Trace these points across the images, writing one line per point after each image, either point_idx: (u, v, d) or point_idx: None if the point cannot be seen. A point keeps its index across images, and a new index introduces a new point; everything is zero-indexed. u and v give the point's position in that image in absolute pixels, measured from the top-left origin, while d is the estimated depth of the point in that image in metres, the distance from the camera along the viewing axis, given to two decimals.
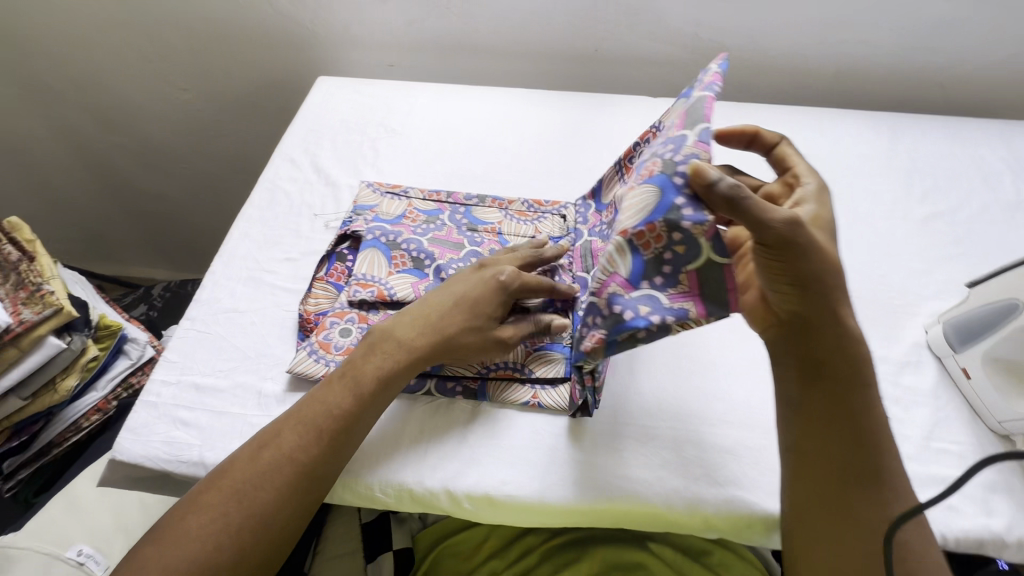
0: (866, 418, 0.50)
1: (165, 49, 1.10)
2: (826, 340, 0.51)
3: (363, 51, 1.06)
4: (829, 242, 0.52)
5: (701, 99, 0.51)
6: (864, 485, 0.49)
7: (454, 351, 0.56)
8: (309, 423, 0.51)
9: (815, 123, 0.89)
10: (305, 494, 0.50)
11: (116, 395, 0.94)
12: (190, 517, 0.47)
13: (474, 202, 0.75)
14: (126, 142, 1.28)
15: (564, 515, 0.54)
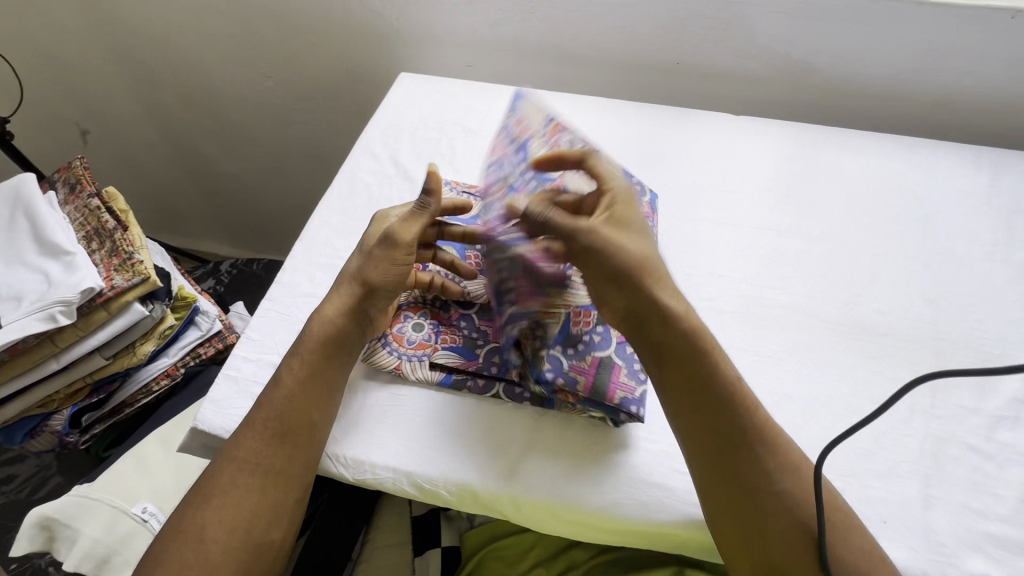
0: (716, 382, 0.51)
1: (254, 37, 1.14)
2: (651, 328, 0.53)
3: (444, 50, 1.07)
4: (636, 246, 0.55)
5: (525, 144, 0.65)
6: (750, 448, 0.49)
7: (348, 286, 0.59)
8: (243, 424, 0.54)
9: (912, 152, 0.85)
10: (262, 488, 0.52)
11: (184, 362, 0.99)
12: (168, 540, 0.50)
13: None
14: (208, 123, 1.35)
15: (625, 532, 0.54)
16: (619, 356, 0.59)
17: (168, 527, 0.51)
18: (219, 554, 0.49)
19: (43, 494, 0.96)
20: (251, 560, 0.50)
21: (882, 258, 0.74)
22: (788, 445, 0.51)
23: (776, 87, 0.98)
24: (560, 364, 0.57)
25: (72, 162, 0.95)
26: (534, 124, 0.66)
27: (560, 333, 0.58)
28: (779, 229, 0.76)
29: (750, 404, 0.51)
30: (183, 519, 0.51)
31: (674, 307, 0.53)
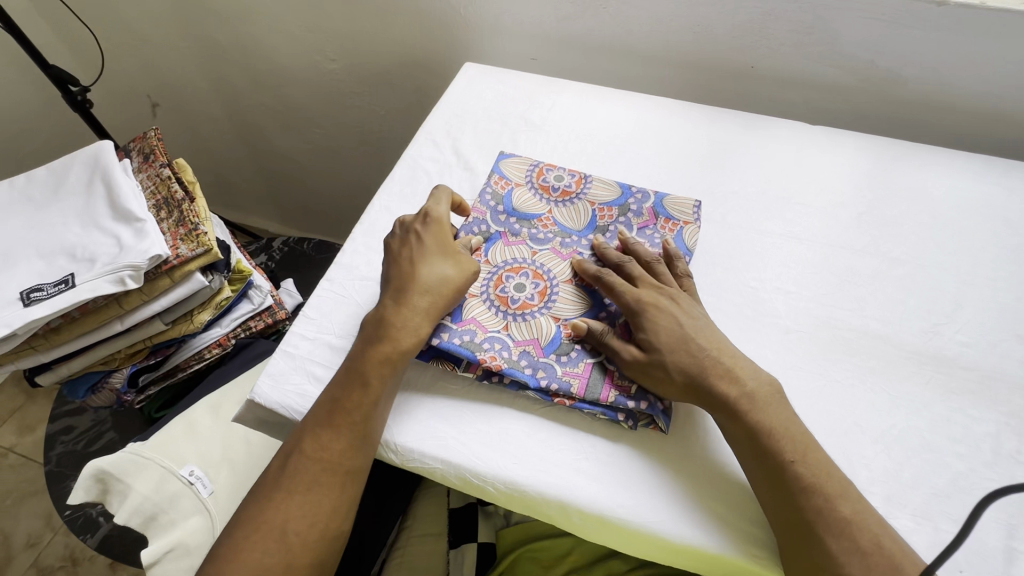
0: (773, 455, 0.51)
1: (323, 19, 1.16)
2: (720, 409, 0.53)
3: (508, 42, 1.06)
4: (688, 354, 0.55)
5: (505, 177, 0.73)
6: (810, 525, 0.48)
7: (448, 304, 0.59)
8: (321, 422, 0.55)
9: (1005, 175, 0.79)
10: (341, 485, 0.53)
11: (235, 334, 1.02)
12: (247, 532, 0.52)
13: (572, 202, 0.71)
14: (272, 102, 1.38)
15: (702, 559, 0.52)
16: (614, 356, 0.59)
17: (246, 518, 0.53)
18: (301, 550, 0.51)
19: (98, 448, 1.01)
20: (325, 553, 0.52)
21: (968, 287, 0.69)
22: (861, 519, 0.48)
23: (856, 98, 0.93)
24: (552, 371, 0.58)
25: (147, 132, 0.99)
26: (515, 166, 0.74)
27: (552, 343, 0.60)
28: (854, 248, 0.72)
29: (817, 484, 0.49)
30: (262, 512, 0.53)
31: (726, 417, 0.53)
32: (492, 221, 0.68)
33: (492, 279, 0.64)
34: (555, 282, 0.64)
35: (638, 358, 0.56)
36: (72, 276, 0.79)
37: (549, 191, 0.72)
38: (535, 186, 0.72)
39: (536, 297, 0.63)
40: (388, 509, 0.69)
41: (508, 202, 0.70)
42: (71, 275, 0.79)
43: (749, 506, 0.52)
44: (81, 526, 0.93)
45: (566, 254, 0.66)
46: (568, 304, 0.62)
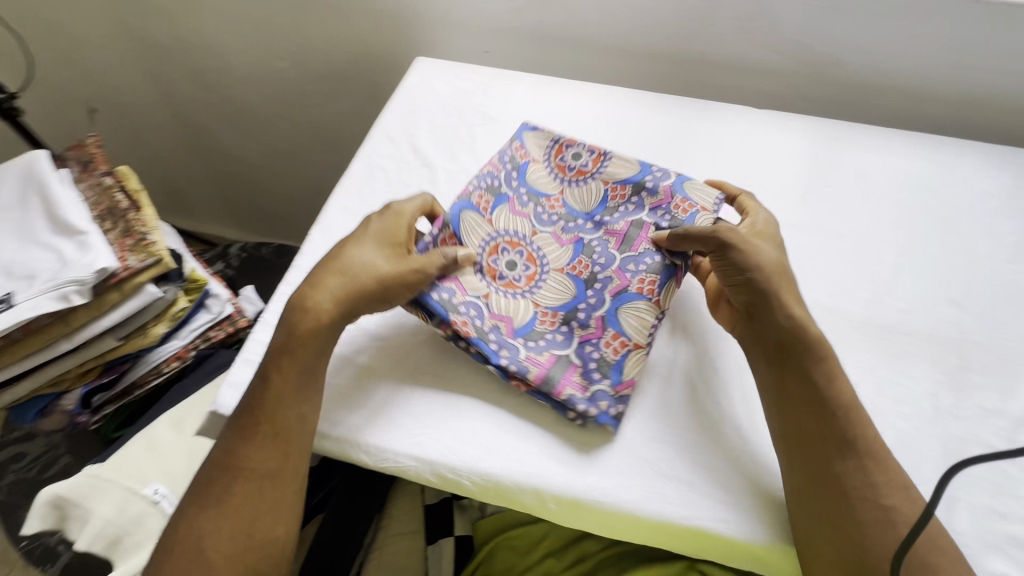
0: (826, 385, 0.55)
1: (270, 15, 1.12)
2: (775, 324, 0.57)
3: (461, 35, 1.06)
4: (773, 251, 0.62)
5: (525, 146, 0.72)
6: (845, 451, 0.53)
7: (362, 294, 0.58)
8: (232, 428, 0.56)
9: (937, 152, 0.84)
10: (260, 491, 0.54)
11: (195, 345, 0.98)
12: (168, 552, 0.53)
13: (586, 181, 0.70)
14: (219, 103, 1.33)
15: (650, 535, 0.54)
16: (578, 356, 0.60)
17: (170, 541, 0.54)
18: (221, 563, 0.52)
19: (51, 474, 0.95)
20: (254, 559, 0.53)
21: (906, 258, 0.73)
22: (880, 449, 0.53)
23: (799, 82, 0.97)
24: (517, 352, 0.59)
25: (86, 140, 0.95)
26: (537, 140, 0.73)
27: (524, 327, 0.61)
28: (801, 226, 0.76)
29: (856, 413, 0.54)
30: (182, 530, 0.53)
31: (799, 314, 0.58)
32: (504, 183, 0.68)
33: (487, 246, 0.64)
34: (545, 270, 0.65)
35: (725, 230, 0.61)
36: (10, 294, 0.75)
37: (565, 168, 0.71)
38: (553, 165, 0.71)
39: (522, 280, 0.64)
40: (359, 510, 0.68)
41: (522, 171, 0.70)
42: (9, 293, 0.75)
43: (716, 482, 0.55)
44: (39, 557, 0.88)
45: (565, 241, 0.66)
46: (551, 294, 0.63)
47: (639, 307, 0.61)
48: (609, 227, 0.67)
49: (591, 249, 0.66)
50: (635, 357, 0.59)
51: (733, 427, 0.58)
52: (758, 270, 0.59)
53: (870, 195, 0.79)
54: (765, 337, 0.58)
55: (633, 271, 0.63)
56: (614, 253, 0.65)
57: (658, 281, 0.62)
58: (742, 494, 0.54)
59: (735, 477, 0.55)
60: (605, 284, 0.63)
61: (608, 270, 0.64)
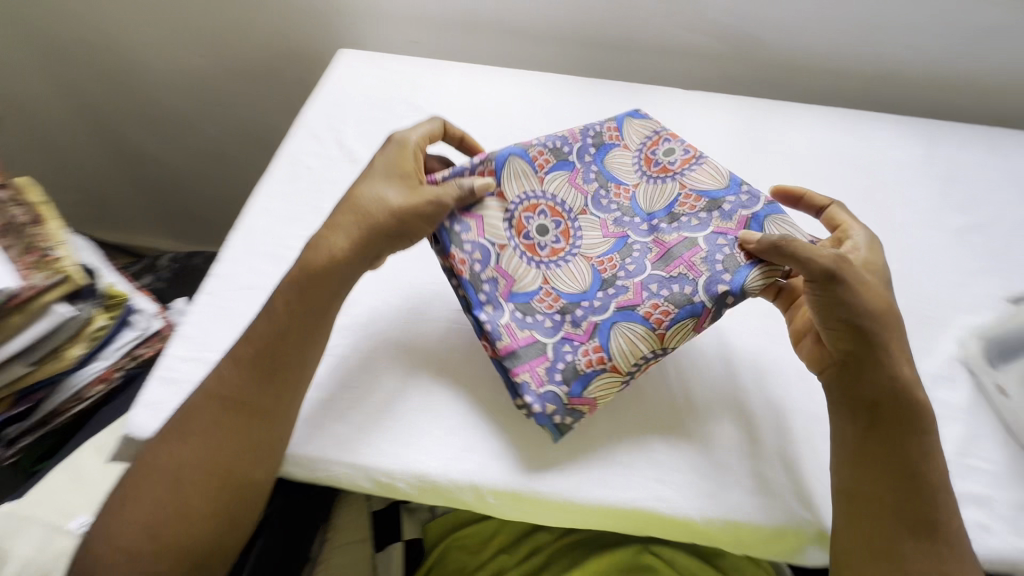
0: (923, 461, 0.51)
1: (183, 10, 1.06)
2: (874, 381, 0.52)
3: (389, 25, 1.02)
4: (880, 289, 0.55)
5: (619, 129, 0.64)
6: (920, 529, 0.49)
7: (378, 232, 0.56)
8: (226, 361, 0.54)
9: (855, 126, 0.87)
10: (244, 430, 0.51)
11: (122, 365, 0.92)
12: (139, 475, 0.50)
13: (664, 180, 0.61)
14: (136, 106, 1.24)
15: (626, 525, 0.53)
16: (554, 350, 0.55)
17: (141, 463, 0.51)
18: (197, 498, 0.50)
19: None
20: (229, 502, 0.50)
21: None
22: (955, 534, 0.50)
23: (726, 63, 0.98)
24: (500, 316, 0.56)
25: None
26: (637, 127, 0.65)
27: (521, 296, 0.57)
28: None
29: (940, 496, 0.50)
30: (155, 455, 0.51)
31: (907, 375, 0.53)
32: (575, 153, 0.62)
33: (523, 204, 0.59)
34: (572, 253, 0.58)
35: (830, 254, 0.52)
36: None
37: (651, 161, 0.62)
38: (642, 156, 0.63)
39: (556, 249, 0.59)
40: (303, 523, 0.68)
41: (602, 151, 0.63)
42: None
43: (737, 525, 0.52)
44: None
45: (612, 233, 0.59)
46: (568, 278, 0.58)
47: (637, 329, 0.55)
48: (660, 236, 0.58)
49: (630, 250, 0.58)
50: (606, 377, 0.54)
51: (786, 483, 0.54)
52: (865, 310, 0.52)
53: (795, 170, 0.81)
54: (859, 393, 0.52)
55: (653, 291, 0.56)
56: (648, 266, 0.57)
57: (676, 312, 0.55)
58: (749, 516, 0.52)
59: (675, 457, 0.54)
60: (617, 293, 0.57)
61: (630, 279, 0.57)
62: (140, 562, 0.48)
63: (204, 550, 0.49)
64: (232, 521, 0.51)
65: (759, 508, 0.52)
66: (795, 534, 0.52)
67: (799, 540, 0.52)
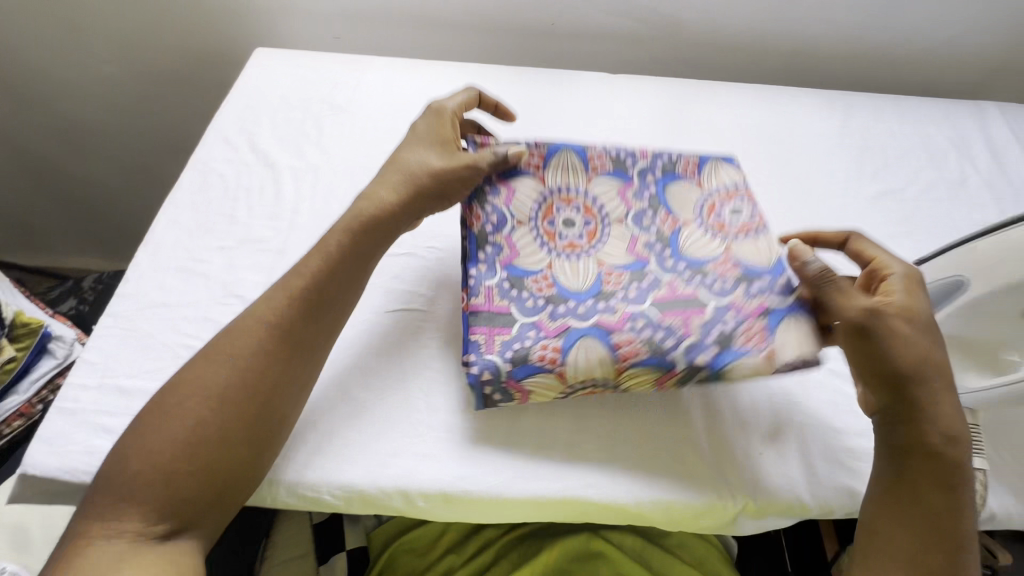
0: (954, 515, 0.48)
1: (80, 11, 0.98)
2: (915, 428, 0.49)
3: (307, 21, 0.99)
4: (925, 344, 0.50)
5: (698, 169, 0.66)
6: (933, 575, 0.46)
7: (424, 191, 0.58)
8: (277, 290, 0.53)
9: (775, 101, 0.89)
10: (286, 361, 0.50)
11: (42, 397, 0.86)
12: (177, 393, 0.48)
13: (705, 230, 0.61)
14: (42, 119, 1.12)
15: (566, 511, 0.53)
16: (519, 329, 0.54)
17: (177, 382, 0.48)
18: (237, 423, 0.47)
19: None
20: (258, 436, 0.48)
21: None
22: None
23: (651, 44, 0.99)
24: (489, 277, 0.57)
25: None
26: (724, 175, 0.65)
27: (521, 268, 0.58)
28: None
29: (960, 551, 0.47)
30: (198, 371, 0.49)
31: (950, 427, 0.49)
32: (643, 179, 0.64)
33: (562, 195, 0.62)
34: (590, 250, 0.59)
35: (865, 301, 0.51)
36: None
37: (714, 209, 0.63)
38: (707, 204, 0.63)
39: (582, 240, 0.60)
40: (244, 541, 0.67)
41: (670, 177, 0.65)
42: None
43: (679, 508, 0.52)
44: None
45: (637, 252, 0.60)
46: (571, 273, 0.58)
47: (600, 351, 0.52)
48: (675, 283, 0.57)
49: (642, 278, 0.58)
50: (543, 376, 0.52)
51: (786, 505, 0.53)
52: (904, 368, 0.49)
53: (718, 148, 0.82)
54: (894, 439, 0.50)
55: (639, 324, 0.54)
56: (647, 300, 0.56)
57: (643, 357, 0.52)
58: (692, 500, 0.52)
59: (621, 444, 0.54)
60: (604, 309, 0.55)
61: (622, 305, 0.55)
62: (170, 481, 0.45)
63: (225, 483, 0.46)
64: (261, 452, 0.48)
65: (688, 486, 0.53)
66: (723, 509, 0.53)
67: (727, 513, 0.53)
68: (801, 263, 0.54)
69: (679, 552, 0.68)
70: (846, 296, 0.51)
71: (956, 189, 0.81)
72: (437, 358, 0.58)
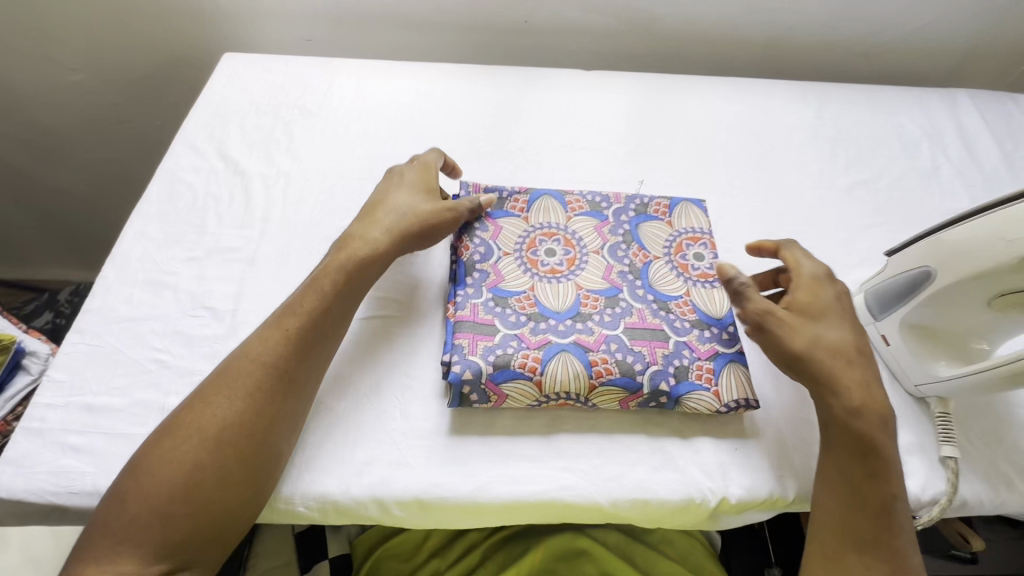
0: (881, 481, 0.50)
1: (43, 19, 0.96)
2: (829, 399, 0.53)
3: (278, 24, 0.98)
4: (823, 331, 0.55)
5: (670, 207, 0.68)
6: (866, 543, 0.48)
7: (412, 235, 0.59)
8: (273, 328, 0.52)
9: (749, 93, 0.89)
10: (278, 399, 0.49)
11: (16, 415, 0.85)
12: (168, 437, 0.47)
13: (673, 268, 0.63)
14: (9, 130, 1.09)
15: (542, 514, 0.53)
16: (502, 339, 0.55)
17: (173, 423, 0.48)
18: (235, 463, 0.46)
19: None
20: (255, 475, 0.47)
21: (727, 199, 0.77)
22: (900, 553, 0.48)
23: (625, 39, 0.98)
24: (474, 295, 0.58)
25: None
26: (691, 217, 0.67)
27: (505, 291, 0.59)
28: (633, 182, 0.77)
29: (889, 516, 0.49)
30: (190, 415, 0.48)
31: (862, 399, 0.52)
32: (617, 214, 0.66)
33: (542, 230, 0.64)
34: (572, 276, 0.61)
35: (773, 310, 0.55)
36: None
37: (682, 248, 0.65)
38: (675, 244, 0.65)
39: (563, 266, 0.61)
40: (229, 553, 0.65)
41: (643, 218, 0.66)
42: None
43: (658, 507, 0.53)
44: None
45: (613, 279, 0.61)
46: (553, 297, 0.59)
47: (578, 367, 0.54)
48: (645, 312, 0.59)
49: (616, 303, 0.59)
50: (523, 383, 0.54)
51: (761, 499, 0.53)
52: (806, 355, 0.54)
53: (692, 143, 0.82)
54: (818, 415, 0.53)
55: (611, 348, 0.56)
56: (620, 326, 0.57)
57: (614, 377, 0.54)
58: (671, 500, 0.52)
59: (588, 441, 0.55)
60: (582, 330, 0.57)
61: (599, 327, 0.57)
62: (167, 522, 0.44)
63: (226, 524, 0.46)
64: (259, 490, 0.48)
65: (664, 485, 0.53)
66: (699, 506, 0.53)
67: (703, 511, 0.53)
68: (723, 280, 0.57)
69: (665, 549, 0.68)
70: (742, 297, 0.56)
71: (929, 178, 0.82)
72: (413, 367, 0.58)
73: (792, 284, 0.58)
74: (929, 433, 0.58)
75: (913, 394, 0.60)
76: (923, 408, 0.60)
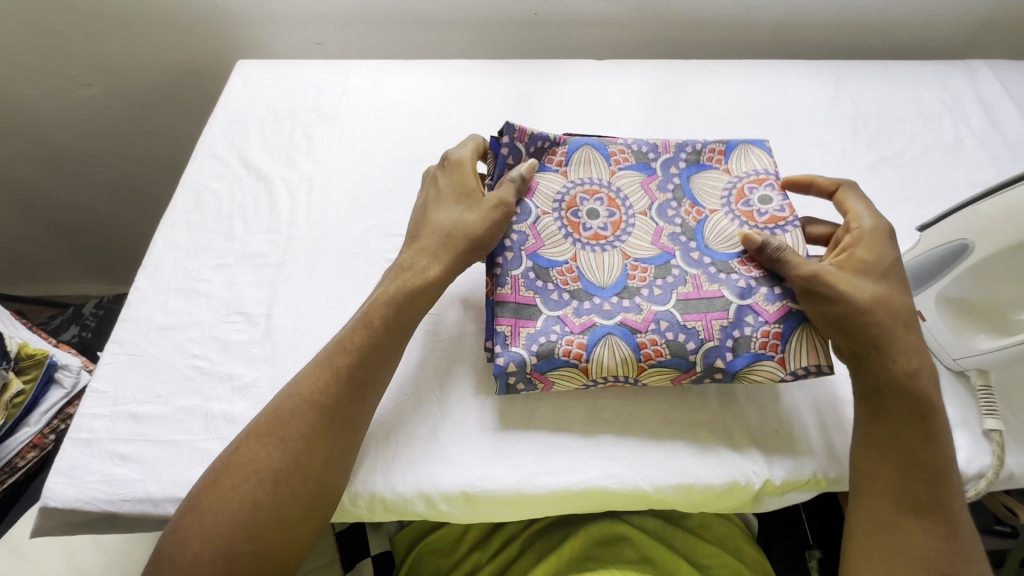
0: (927, 446, 0.50)
1: (56, 37, 0.97)
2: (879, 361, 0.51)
3: (289, 30, 0.98)
4: (878, 288, 0.53)
5: (726, 151, 0.64)
6: (915, 506, 0.48)
7: (461, 252, 0.57)
8: (323, 366, 0.52)
9: (765, 75, 0.88)
10: (331, 438, 0.49)
11: (54, 428, 0.86)
12: (225, 477, 0.47)
13: (733, 219, 0.60)
14: (27, 149, 1.10)
15: (585, 500, 0.53)
16: (542, 326, 0.55)
17: (228, 461, 0.48)
18: (292, 503, 0.47)
19: None
20: (313, 512, 0.48)
21: None
22: (948, 512, 0.49)
23: (635, 28, 0.98)
24: (513, 266, 0.57)
25: None
26: (749, 160, 0.63)
27: (544, 258, 0.58)
28: None
29: (936, 479, 0.49)
30: (244, 456, 0.48)
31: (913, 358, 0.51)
32: (665, 167, 0.64)
33: (584, 187, 0.62)
34: (620, 241, 0.59)
35: (823, 269, 0.53)
36: None
37: (741, 196, 0.61)
38: (733, 193, 0.62)
39: (608, 228, 0.60)
40: None
41: (694, 169, 0.63)
42: None
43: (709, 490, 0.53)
44: None
45: (662, 243, 0.59)
46: (596, 265, 0.58)
47: (625, 350, 0.54)
48: (700, 278, 0.57)
49: (667, 271, 0.58)
50: (570, 370, 0.54)
51: (802, 478, 0.53)
52: (863, 313, 0.51)
53: (712, 127, 0.82)
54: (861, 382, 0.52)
55: (660, 327, 0.55)
56: (671, 299, 0.56)
57: (664, 358, 0.55)
58: (713, 485, 0.53)
59: (616, 420, 0.55)
60: (629, 308, 0.56)
61: (647, 303, 0.56)
62: (230, 561, 0.45)
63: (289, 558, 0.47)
64: (319, 524, 0.49)
65: (707, 469, 0.53)
66: (742, 489, 0.53)
67: (747, 493, 0.53)
68: (761, 249, 0.55)
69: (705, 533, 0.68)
70: (792, 259, 0.54)
71: (953, 151, 0.81)
72: (455, 361, 0.58)
73: (850, 240, 0.56)
74: (969, 406, 0.58)
75: (951, 368, 0.60)
76: (962, 383, 0.59)
